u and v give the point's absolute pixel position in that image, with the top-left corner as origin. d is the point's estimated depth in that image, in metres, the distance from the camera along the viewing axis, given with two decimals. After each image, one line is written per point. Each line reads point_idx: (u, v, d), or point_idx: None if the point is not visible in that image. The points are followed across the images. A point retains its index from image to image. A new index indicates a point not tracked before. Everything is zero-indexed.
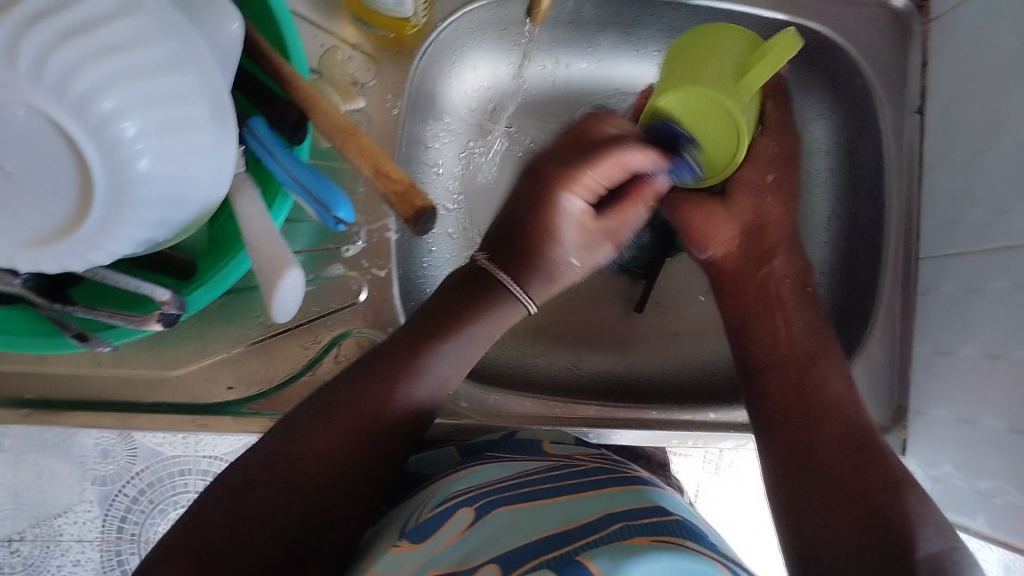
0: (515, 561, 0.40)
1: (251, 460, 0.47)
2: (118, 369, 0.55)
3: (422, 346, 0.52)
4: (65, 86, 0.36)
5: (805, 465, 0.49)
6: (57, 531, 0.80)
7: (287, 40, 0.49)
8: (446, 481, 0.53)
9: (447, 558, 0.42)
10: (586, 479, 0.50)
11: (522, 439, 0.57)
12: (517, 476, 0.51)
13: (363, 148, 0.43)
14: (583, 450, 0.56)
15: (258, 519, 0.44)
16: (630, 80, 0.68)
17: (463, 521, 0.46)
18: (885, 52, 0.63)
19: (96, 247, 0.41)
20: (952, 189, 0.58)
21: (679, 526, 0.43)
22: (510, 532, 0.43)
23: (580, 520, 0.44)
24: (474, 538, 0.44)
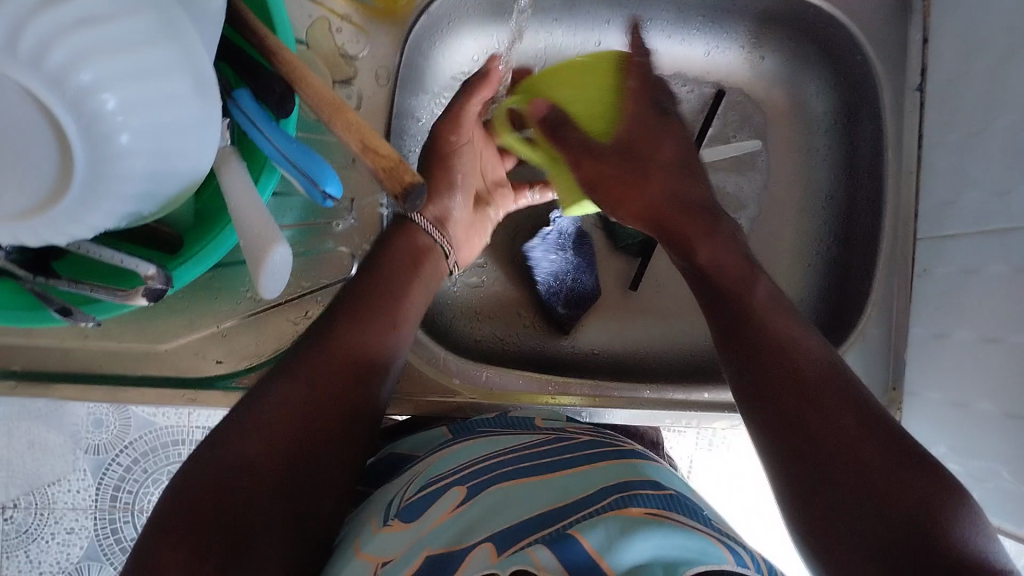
0: (509, 539, 0.39)
1: (225, 438, 0.43)
2: (106, 343, 0.55)
3: (380, 314, 0.51)
4: (40, 58, 0.35)
5: (817, 449, 0.40)
6: (51, 500, 0.84)
7: (272, 9, 0.48)
8: (433, 460, 0.52)
9: (444, 534, 0.41)
10: (575, 455, 0.50)
11: (517, 418, 0.57)
12: (503, 453, 0.51)
13: (352, 123, 0.42)
14: (576, 424, 0.56)
15: (230, 480, 0.41)
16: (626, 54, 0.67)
17: (454, 500, 0.45)
18: (887, 26, 0.61)
19: (78, 223, 0.40)
20: (952, 171, 0.57)
21: (668, 499, 0.43)
22: (503, 511, 0.43)
23: (575, 495, 0.44)
24: (470, 513, 0.43)
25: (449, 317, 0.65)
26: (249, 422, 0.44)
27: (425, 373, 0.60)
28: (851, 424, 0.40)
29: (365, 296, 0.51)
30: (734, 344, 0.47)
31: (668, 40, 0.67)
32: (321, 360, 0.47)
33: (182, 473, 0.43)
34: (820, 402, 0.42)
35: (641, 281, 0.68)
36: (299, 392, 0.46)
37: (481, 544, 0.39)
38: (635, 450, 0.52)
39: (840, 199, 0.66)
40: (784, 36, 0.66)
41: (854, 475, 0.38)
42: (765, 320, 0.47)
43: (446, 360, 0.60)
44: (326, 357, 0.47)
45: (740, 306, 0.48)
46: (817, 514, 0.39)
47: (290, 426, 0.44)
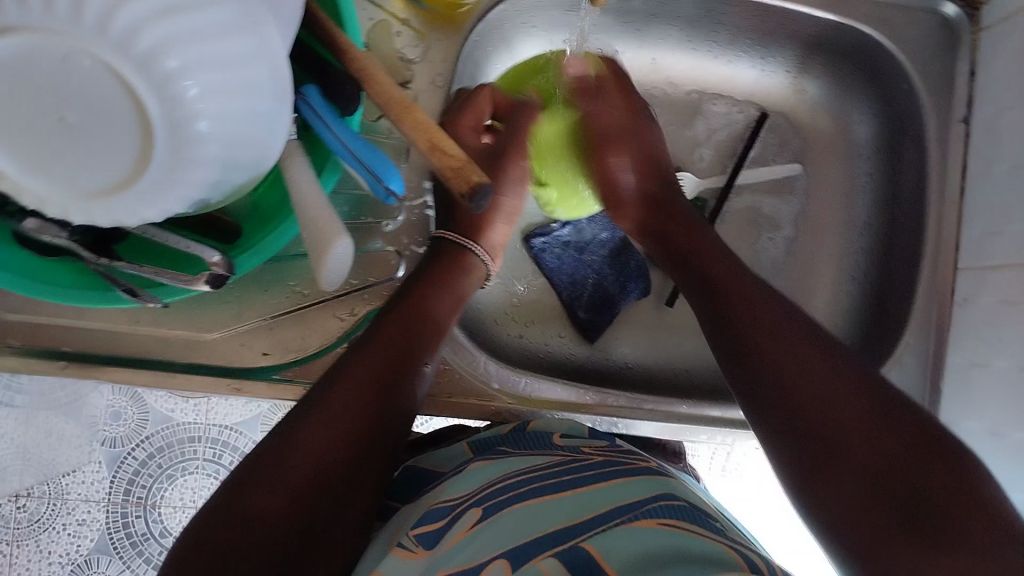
0: (524, 556, 0.41)
1: (256, 459, 0.45)
2: (154, 328, 0.55)
3: (414, 334, 0.52)
4: (133, 41, 0.36)
5: (823, 427, 0.43)
6: (64, 490, 0.86)
7: (341, 8, 0.49)
8: (447, 484, 0.51)
9: (459, 554, 0.42)
10: (602, 470, 0.50)
11: (534, 432, 0.57)
12: (529, 469, 0.50)
13: (420, 123, 0.43)
14: (592, 442, 0.56)
15: (268, 476, 0.44)
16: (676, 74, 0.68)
17: (471, 519, 0.45)
18: (934, 58, 0.62)
19: (151, 205, 0.41)
20: (994, 203, 0.58)
21: (678, 509, 0.45)
22: (524, 531, 0.43)
23: (592, 512, 0.45)
24: (489, 534, 0.43)
25: (488, 324, 0.66)
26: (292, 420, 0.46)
27: (464, 375, 0.60)
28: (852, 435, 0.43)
29: (402, 318, 0.53)
30: (723, 330, 0.51)
31: (714, 59, 0.69)
32: (356, 371, 0.49)
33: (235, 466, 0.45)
34: (821, 392, 0.45)
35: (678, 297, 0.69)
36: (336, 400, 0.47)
37: (493, 559, 0.41)
38: (652, 466, 0.52)
39: (878, 225, 0.67)
40: (829, 62, 0.67)
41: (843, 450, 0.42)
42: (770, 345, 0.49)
43: (485, 365, 0.61)
44: (360, 366, 0.49)
45: (758, 311, 0.50)
46: (841, 495, 0.41)
47: (327, 435, 0.46)
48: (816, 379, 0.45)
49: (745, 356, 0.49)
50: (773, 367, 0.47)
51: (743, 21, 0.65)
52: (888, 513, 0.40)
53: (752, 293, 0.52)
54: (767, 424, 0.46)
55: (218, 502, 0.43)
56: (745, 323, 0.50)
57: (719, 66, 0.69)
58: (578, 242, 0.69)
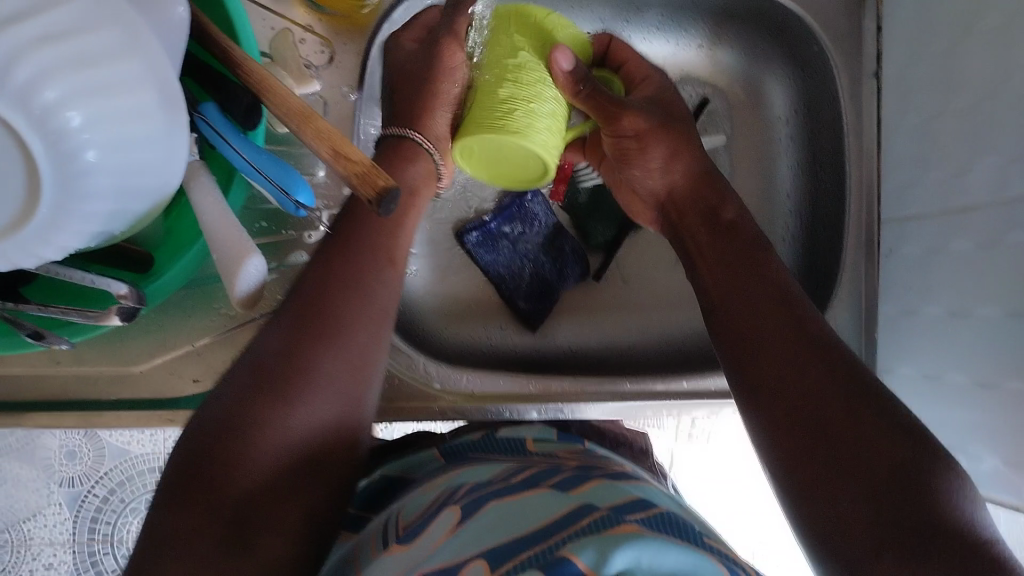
0: (504, 553, 0.38)
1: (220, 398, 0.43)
2: (78, 367, 0.54)
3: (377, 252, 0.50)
4: (4, 76, 0.34)
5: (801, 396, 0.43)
6: (27, 536, 0.84)
7: (235, 22, 0.48)
8: (421, 492, 0.51)
9: (436, 559, 0.40)
10: (560, 475, 0.49)
11: (508, 440, 0.56)
12: (490, 478, 0.49)
13: (322, 130, 0.42)
14: (567, 449, 0.55)
15: (244, 438, 0.41)
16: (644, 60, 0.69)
17: (447, 525, 0.43)
18: (843, 16, 0.61)
19: (47, 244, 0.40)
20: (910, 152, 0.59)
21: (660, 520, 0.41)
22: (504, 524, 0.41)
23: (563, 508, 0.42)
24: (464, 539, 0.41)
25: (424, 324, 0.65)
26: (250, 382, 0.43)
27: (404, 378, 0.59)
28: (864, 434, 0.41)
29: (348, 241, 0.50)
30: (715, 291, 0.51)
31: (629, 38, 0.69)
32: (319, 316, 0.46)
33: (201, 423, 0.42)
34: (788, 348, 0.46)
35: (605, 271, 0.69)
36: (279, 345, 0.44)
37: (472, 560, 0.38)
38: (626, 471, 0.51)
39: (805, 185, 0.68)
40: (743, 29, 0.67)
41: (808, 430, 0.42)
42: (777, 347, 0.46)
43: (425, 365, 0.60)
44: (318, 291, 0.47)
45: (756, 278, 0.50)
46: (818, 466, 0.41)
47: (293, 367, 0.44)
48: (823, 392, 0.43)
49: (738, 325, 0.49)
50: (774, 344, 0.46)
51: None
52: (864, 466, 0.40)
53: (755, 278, 0.50)
54: (759, 307, 0.49)
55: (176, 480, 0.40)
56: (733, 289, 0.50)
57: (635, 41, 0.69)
58: (511, 233, 0.67)
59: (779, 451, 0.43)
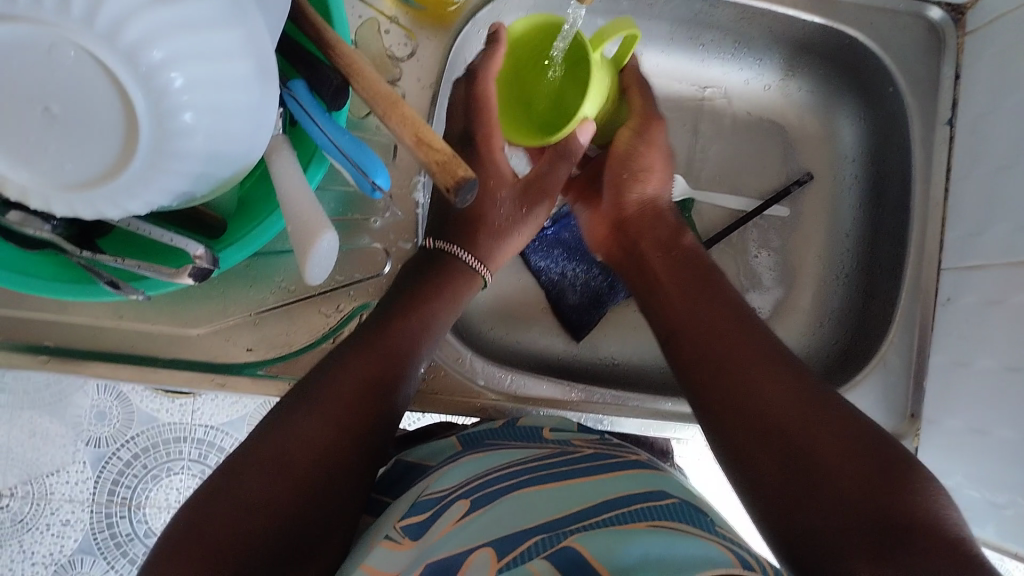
0: (510, 543, 0.40)
1: (247, 453, 0.44)
2: (140, 324, 0.55)
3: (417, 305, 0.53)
4: (118, 33, 0.36)
5: (797, 469, 0.42)
6: (48, 490, 0.86)
7: (331, 6, 0.50)
8: (443, 472, 0.51)
9: (442, 548, 0.41)
10: (585, 463, 0.49)
11: (523, 428, 0.56)
12: (509, 465, 0.50)
13: (404, 117, 0.42)
14: (581, 437, 0.55)
15: (252, 490, 0.42)
16: (717, 86, 0.70)
17: (457, 513, 0.44)
18: (921, 60, 0.63)
19: (133, 197, 0.41)
20: (975, 202, 0.59)
21: (672, 510, 0.42)
22: (511, 518, 0.42)
23: (578, 505, 0.43)
24: (477, 525, 0.42)
25: (471, 324, 0.65)
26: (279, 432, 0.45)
27: (451, 373, 0.60)
28: (843, 470, 0.41)
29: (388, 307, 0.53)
30: (691, 349, 0.51)
31: (674, 64, 0.69)
32: (342, 373, 0.49)
33: (212, 475, 0.44)
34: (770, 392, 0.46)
35: None
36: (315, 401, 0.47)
37: (478, 548, 0.40)
38: (641, 460, 0.51)
39: (865, 226, 0.68)
40: (817, 64, 0.68)
41: (805, 510, 0.40)
42: (748, 384, 0.46)
43: (472, 361, 0.61)
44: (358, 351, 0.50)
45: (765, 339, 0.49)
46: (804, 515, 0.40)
47: (310, 434, 0.46)
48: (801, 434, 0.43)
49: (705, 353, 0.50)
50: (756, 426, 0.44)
51: (729, 22, 0.65)
52: (852, 546, 0.38)
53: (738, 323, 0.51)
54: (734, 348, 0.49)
55: (182, 534, 0.41)
56: (713, 338, 0.50)
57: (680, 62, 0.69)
58: (569, 241, 0.68)
59: (764, 503, 0.43)
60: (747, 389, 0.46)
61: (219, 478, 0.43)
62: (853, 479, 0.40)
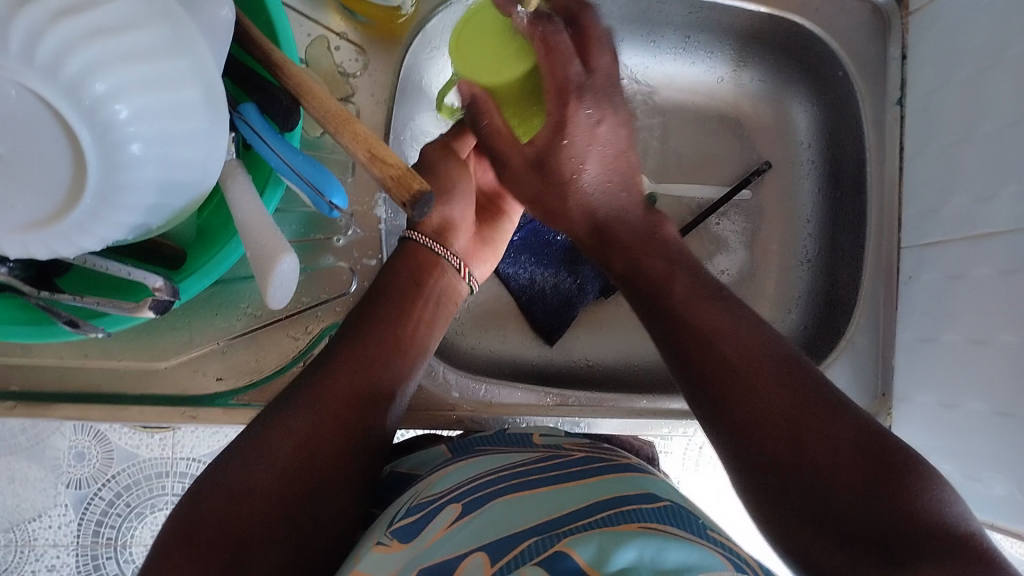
0: (503, 548, 0.39)
1: (231, 461, 0.44)
2: (105, 361, 0.55)
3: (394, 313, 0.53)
4: (58, 68, 0.35)
5: (795, 472, 0.41)
6: (32, 536, 0.84)
7: (277, 27, 0.49)
8: (435, 477, 0.51)
9: (437, 552, 0.40)
10: (570, 468, 0.49)
11: (515, 434, 0.56)
12: (500, 471, 0.49)
13: (358, 135, 0.42)
14: (572, 441, 0.55)
15: (239, 495, 0.42)
16: (672, 81, 0.70)
17: (450, 516, 0.44)
18: (867, 42, 0.64)
19: (87, 233, 0.40)
20: (930, 178, 0.60)
21: (664, 513, 0.42)
22: (504, 523, 0.42)
23: (563, 510, 0.43)
24: (470, 531, 0.42)
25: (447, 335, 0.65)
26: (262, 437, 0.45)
27: (426, 386, 0.60)
28: (844, 467, 0.40)
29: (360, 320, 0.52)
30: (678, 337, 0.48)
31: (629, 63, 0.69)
32: (323, 381, 0.48)
33: (201, 484, 0.44)
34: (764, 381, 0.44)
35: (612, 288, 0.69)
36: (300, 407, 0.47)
37: (471, 552, 0.39)
38: (632, 463, 0.51)
39: (826, 210, 0.68)
40: (768, 53, 0.69)
41: (808, 508, 0.40)
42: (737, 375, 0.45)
43: (445, 373, 0.61)
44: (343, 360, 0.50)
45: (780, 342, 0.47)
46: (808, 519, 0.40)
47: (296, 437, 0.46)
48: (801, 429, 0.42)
49: (689, 343, 0.47)
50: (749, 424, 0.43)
51: (678, 18, 0.65)
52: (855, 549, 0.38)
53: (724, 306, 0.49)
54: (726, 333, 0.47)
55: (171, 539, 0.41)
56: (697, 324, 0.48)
57: (665, 65, 0.70)
58: (535, 245, 0.68)
59: (766, 501, 0.42)
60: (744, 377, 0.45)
61: (204, 485, 0.43)
62: (854, 478, 0.39)
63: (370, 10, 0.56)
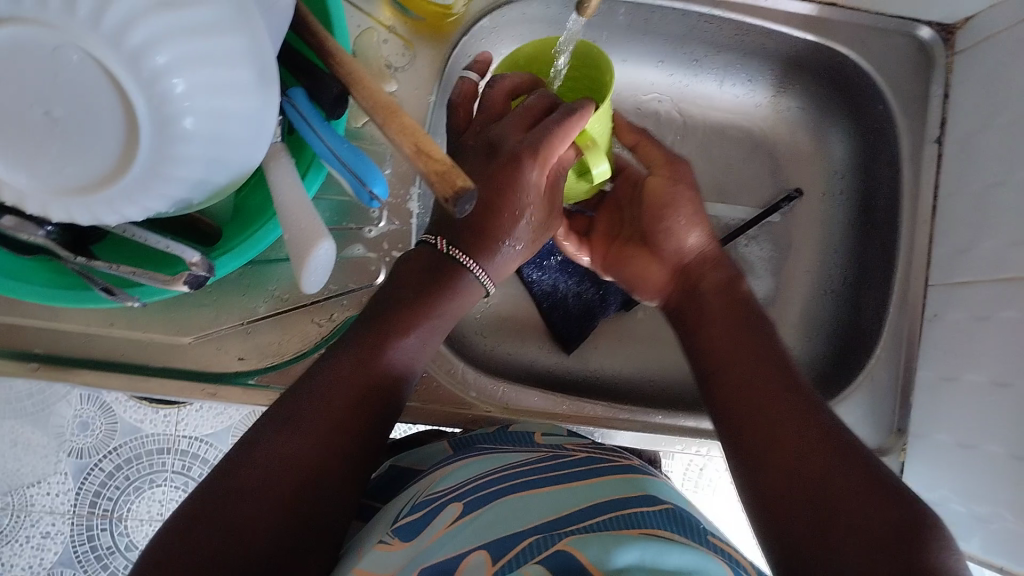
0: (505, 546, 0.40)
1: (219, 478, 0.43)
2: (130, 331, 0.55)
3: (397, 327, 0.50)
4: (122, 37, 0.36)
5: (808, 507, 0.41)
6: (28, 501, 0.85)
7: (332, 16, 0.50)
8: (440, 473, 0.51)
9: (439, 550, 0.40)
10: (581, 468, 0.49)
11: (516, 432, 0.56)
12: (502, 469, 0.49)
13: (405, 127, 0.43)
14: (574, 442, 0.55)
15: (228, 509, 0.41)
16: (711, 100, 0.71)
17: (451, 516, 0.44)
18: (909, 78, 0.64)
19: (132, 204, 0.41)
20: (962, 218, 0.60)
21: (667, 518, 0.41)
22: (506, 521, 0.42)
23: (569, 509, 0.43)
24: (472, 528, 0.42)
25: (466, 335, 0.66)
26: (254, 452, 0.44)
27: (444, 384, 0.60)
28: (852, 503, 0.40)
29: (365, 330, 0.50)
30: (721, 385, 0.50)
31: (669, 80, 0.70)
32: (321, 396, 0.47)
33: (186, 501, 0.42)
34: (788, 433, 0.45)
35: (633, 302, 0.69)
36: (292, 421, 0.45)
37: (473, 551, 0.40)
38: (637, 466, 0.51)
39: (854, 242, 0.68)
40: (808, 81, 0.69)
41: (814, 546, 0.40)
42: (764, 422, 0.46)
43: (464, 372, 0.61)
44: (336, 371, 0.48)
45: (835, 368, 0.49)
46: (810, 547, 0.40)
47: (287, 452, 0.44)
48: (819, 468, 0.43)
49: (729, 391, 0.49)
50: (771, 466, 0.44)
51: (722, 39, 0.66)
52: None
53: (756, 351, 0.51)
54: (754, 380, 0.49)
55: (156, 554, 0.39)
56: (725, 377, 0.50)
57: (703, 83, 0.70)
58: (560, 252, 0.68)
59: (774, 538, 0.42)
60: (767, 422, 0.46)
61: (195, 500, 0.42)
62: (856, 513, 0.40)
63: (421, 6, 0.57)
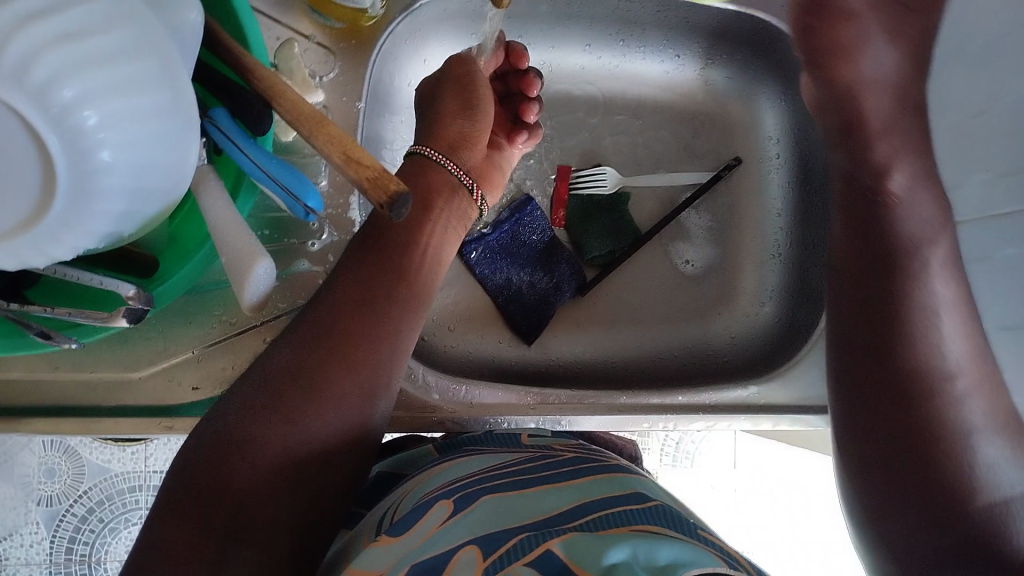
0: (495, 542, 0.38)
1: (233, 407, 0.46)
2: (78, 372, 0.54)
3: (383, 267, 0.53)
4: (25, 74, 0.34)
5: None
6: (3, 555, 0.83)
7: (247, 31, 0.49)
8: (426, 474, 0.51)
9: (434, 546, 0.39)
10: (563, 469, 0.48)
11: (502, 434, 0.56)
12: (488, 469, 0.49)
13: (334, 136, 0.41)
14: (560, 441, 0.55)
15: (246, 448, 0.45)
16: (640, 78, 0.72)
17: (443, 513, 0.43)
18: None
19: (57, 242, 0.39)
20: (898, 170, 0.61)
21: (655, 514, 0.41)
22: (499, 519, 0.41)
23: (555, 510, 0.42)
24: (463, 527, 0.41)
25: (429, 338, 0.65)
26: (260, 388, 0.47)
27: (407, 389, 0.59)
28: None
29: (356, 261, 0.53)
30: None
31: (598, 63, 0.71)
32: (320, 329, 0.50)
33: (202, 431, 0.46)
34: None
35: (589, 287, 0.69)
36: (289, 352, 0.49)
37: (462, 547, 0.39)
38: (621, 464, 0.51)
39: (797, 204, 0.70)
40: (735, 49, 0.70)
41: None
42: None
43: (425, 376, 0.60)
44: (330, 304, 0.51)
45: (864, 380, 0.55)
46: None
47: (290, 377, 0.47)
48: None
49: None
50: None
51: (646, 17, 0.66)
52: None
53: None
54: None
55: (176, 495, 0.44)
56: None
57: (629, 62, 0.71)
58: (510, 245, 0.68)
59: None
60: None
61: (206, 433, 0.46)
62: None
63: (339, 11, 0.56)
